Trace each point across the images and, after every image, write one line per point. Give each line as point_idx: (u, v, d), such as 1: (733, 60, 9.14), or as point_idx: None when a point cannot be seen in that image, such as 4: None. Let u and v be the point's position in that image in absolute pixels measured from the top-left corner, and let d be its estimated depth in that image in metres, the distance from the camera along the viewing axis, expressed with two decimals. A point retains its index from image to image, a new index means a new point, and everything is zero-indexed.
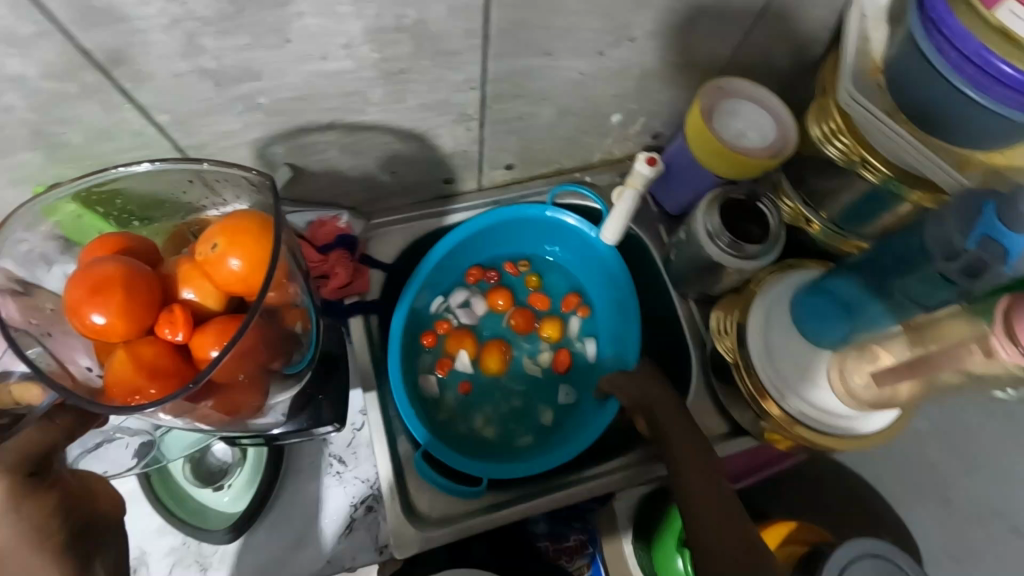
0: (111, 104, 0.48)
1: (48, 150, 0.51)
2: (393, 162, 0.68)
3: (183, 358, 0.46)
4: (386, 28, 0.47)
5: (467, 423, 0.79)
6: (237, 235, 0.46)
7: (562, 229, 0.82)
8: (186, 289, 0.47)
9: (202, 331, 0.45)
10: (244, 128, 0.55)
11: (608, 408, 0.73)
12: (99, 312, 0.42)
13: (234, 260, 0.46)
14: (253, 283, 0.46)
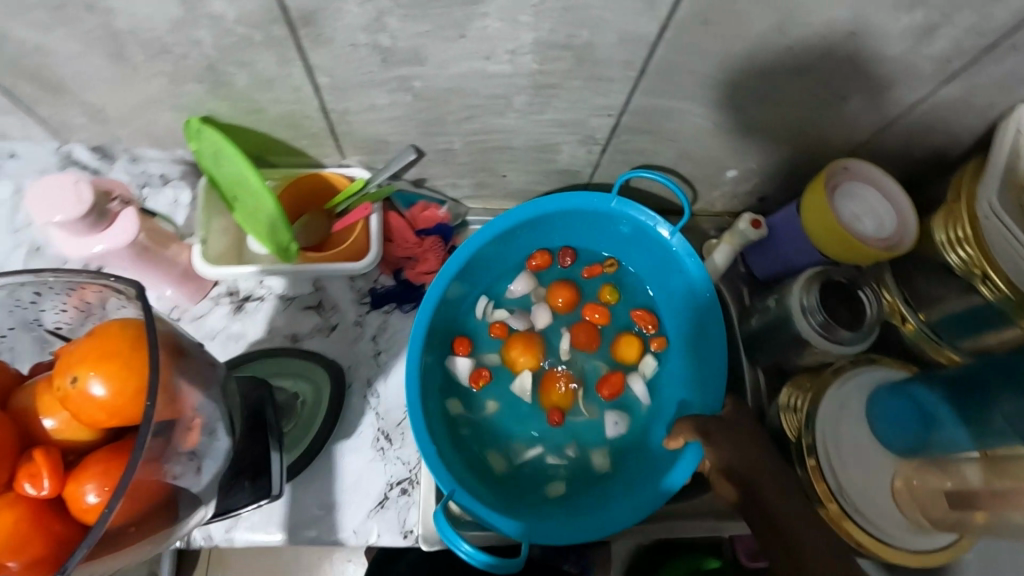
0: (285, 58, 0.50)
1: (212, 86, 0.54)
2: (509, 166, 0.69)
3: (52, 512, 0.41)
4: (555, 43, 0.49)
5: (503, 436, 0.76)
6: (93, 359, 0.42)
7: (648, 240, 0.77)
8: (47, 420, 0.44)
9: (73, 479, 0.41)
10: (389, 105, 0.57)
11: (685, 454, 0.67)
12: None
13: (98, 386, 0.41)
14: (123, 408, 0.42)
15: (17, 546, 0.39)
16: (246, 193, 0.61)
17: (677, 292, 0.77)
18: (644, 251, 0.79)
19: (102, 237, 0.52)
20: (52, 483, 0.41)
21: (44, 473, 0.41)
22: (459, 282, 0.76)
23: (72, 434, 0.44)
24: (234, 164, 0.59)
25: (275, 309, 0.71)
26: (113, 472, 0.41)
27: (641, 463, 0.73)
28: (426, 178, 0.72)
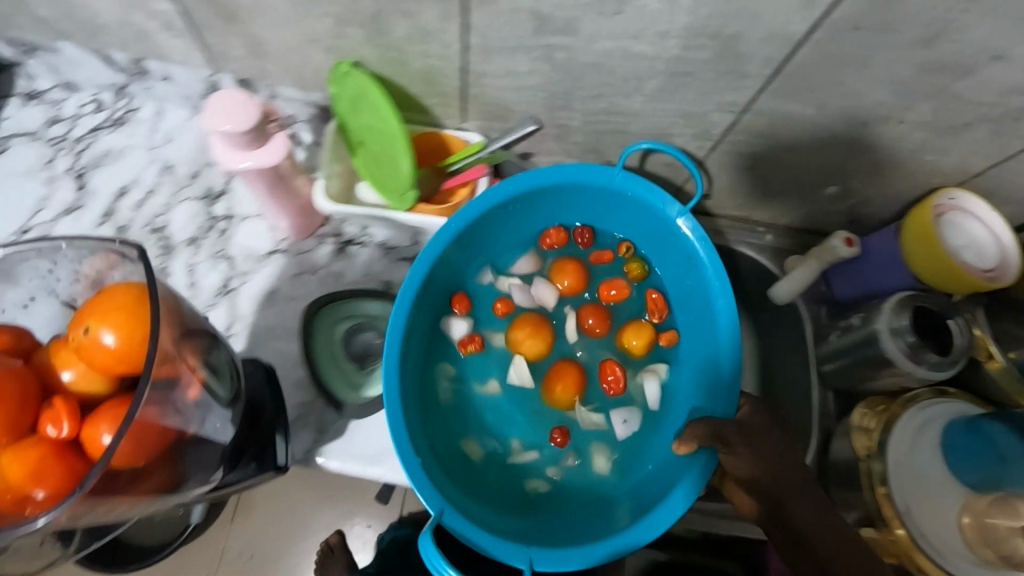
0: (448, 14, 0.54)
1: (371, 32, 0.58)
2: (618, 151, 0.72)
3: (73, 451, 0.47)
4: (704, 31, 0.51)
5: (489, 420, 0.73)
6: (105, 312, 0.47)
7: (664, 228, 0.73)
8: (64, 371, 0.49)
9: (87, 422, 0.47)
10: (526, 73, 0.60)
11: (699, 459, 0.62)
12: None
13: (107, 335, 0.47)
14: (129, 357, 0.47)
15: (43, 478, 0.45)
16: (373, 143, 0.67)
17: (691, 286, 0.73)
18: (660, 246, 0.75)
19: (251, 154, 0.56)
20: (72, 425, 0.47)
21: (64, 417, 0.47)
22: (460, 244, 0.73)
23: (88, 385, 0.50)
24: (371, 116, 0.64)
25: (374, 256, 0.75)
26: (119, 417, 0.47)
27: (655, 469, 0.70)
28: (533, 152, 0.75)
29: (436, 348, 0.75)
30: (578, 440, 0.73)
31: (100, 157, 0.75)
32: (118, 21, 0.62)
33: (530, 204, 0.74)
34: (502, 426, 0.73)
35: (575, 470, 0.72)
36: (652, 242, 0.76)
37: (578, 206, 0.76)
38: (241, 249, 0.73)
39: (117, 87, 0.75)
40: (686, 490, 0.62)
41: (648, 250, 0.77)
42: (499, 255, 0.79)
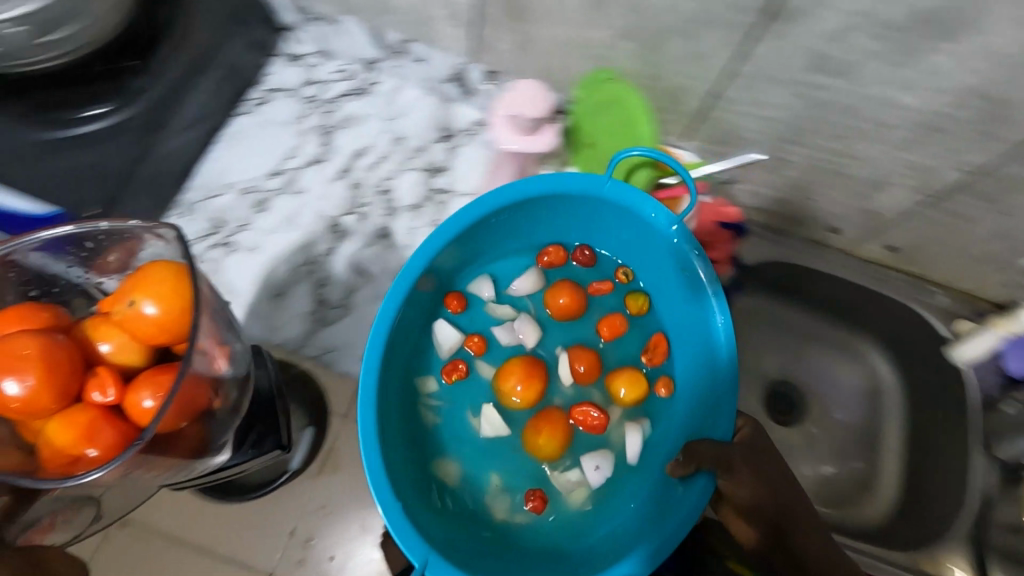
0: (731, 42, 0.59)
1: (645, 47, 0.64)
2: (823, 191, 0.76)
3: (117, 416, 0.50)
4: (981, 93, 0.54)
5: (456, 453, 0.68)
6: (149, 279, 0.50)
7: (677, 258, 0.67)
8: (103, 343, 0.52)
9: (132, 388, 0.50)
10: (775, 105, 0.65)
11: (697, 484, 0.58)
12: (13, 384, 0.46)
13: (149, 307, 0.50)
14: (170, 326, 0.51)
15: (93, 436, 0.48)
16: (605, 139, 0.72)
17: (702, 328, 0.67)
18: (662, 275, 0.70)
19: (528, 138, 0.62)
20: (119, 391, 0.51)
21: (109, 382, 0.50)
22: (453, 252, 0.69)
23: (125, 356, 0.53)
24: (621, 114, 0.68)
25: None
26: (164, 386, 0.50)
27: (637, 523, 0.64)
28: (737, 179, 0.79)
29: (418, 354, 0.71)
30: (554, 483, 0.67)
31: (346, 119, 0.83)
32: (411, 6, 0.71)
33: (530, 210, 0.69)
34: (471, 456, 0.68)
35: (552, 518, 0.66)
36: (664, 271, 0.70)
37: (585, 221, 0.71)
38: None
39: (369, 61, 0.84)
40: (682, 517, 0.58)
41: (658, 283, 0.71)
42: (492, 269, 0.74)
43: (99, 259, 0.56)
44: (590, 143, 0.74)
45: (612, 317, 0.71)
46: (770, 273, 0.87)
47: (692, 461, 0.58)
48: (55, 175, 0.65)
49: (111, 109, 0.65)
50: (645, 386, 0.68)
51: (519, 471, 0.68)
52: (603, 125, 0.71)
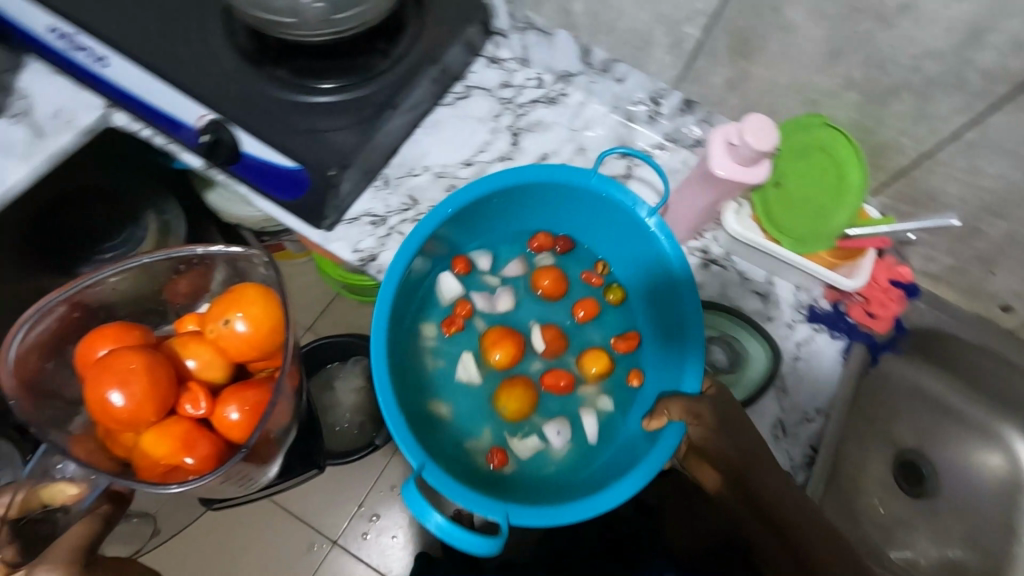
0: (970, 107, 0.60)
1: (870, 99, 0.66)
2: (1011, 267, 0.75)
3: (202, 423, 0.75)
4: None
5: (445, 393, 0.84)
6: (244, 302, 0.74)
7: (649, 261, 0.82)
8: (191, 361, 0.78)
9: (218, 403, 0.75)
10: (992, 174, 0.65)
11: (665, 434, 0.70)
12: (121, 396, 0.69)
13: (240, 326, 0.74)
14: (248, 346, 0.75)
15: (191, 443, 0.72)
16: (798, 185, 0.75)
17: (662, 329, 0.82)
18: (633, 267, 0.85)
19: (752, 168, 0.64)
20: (204, 405, 0.75)
21: (200, 398, 0.75)
22: (451, 227, 0.81)
23: (207, 372, 0.78)
24: (829, 164, 0.72)
25: (731, 279, 0.83)
26: (241, 401, 0.75)
27: (600, 469, 0.80)
28: (917, 241, 0.79)
29: (421, 307, 0.87)
30: (523, 424, 0.84)
31: (533, 124, 0.88)
32: (634, 29, 0.75)
33: (531, 202, 0.83)
34: (453, 397, 0.84)
35: (528, 455, 0.82)
36: (634, 275, 0.86)
37: (575, 222, 0.87)
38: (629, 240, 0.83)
39: (565, 74, 0.88)
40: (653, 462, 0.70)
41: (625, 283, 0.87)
42: (490, 247, 0.89)
43: (171, 277, 0.83)
44: (772, 185, 0.76)
45: (584, 304, 0.87)
46: (923, 339, 0.86)
47: (663, 411, 0.71)
48: (291, 132, 0.71)
49: (338, 86, 0.73)
50: (606, 365, 0.84)
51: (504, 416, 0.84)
52: (792, 171, 0.75)
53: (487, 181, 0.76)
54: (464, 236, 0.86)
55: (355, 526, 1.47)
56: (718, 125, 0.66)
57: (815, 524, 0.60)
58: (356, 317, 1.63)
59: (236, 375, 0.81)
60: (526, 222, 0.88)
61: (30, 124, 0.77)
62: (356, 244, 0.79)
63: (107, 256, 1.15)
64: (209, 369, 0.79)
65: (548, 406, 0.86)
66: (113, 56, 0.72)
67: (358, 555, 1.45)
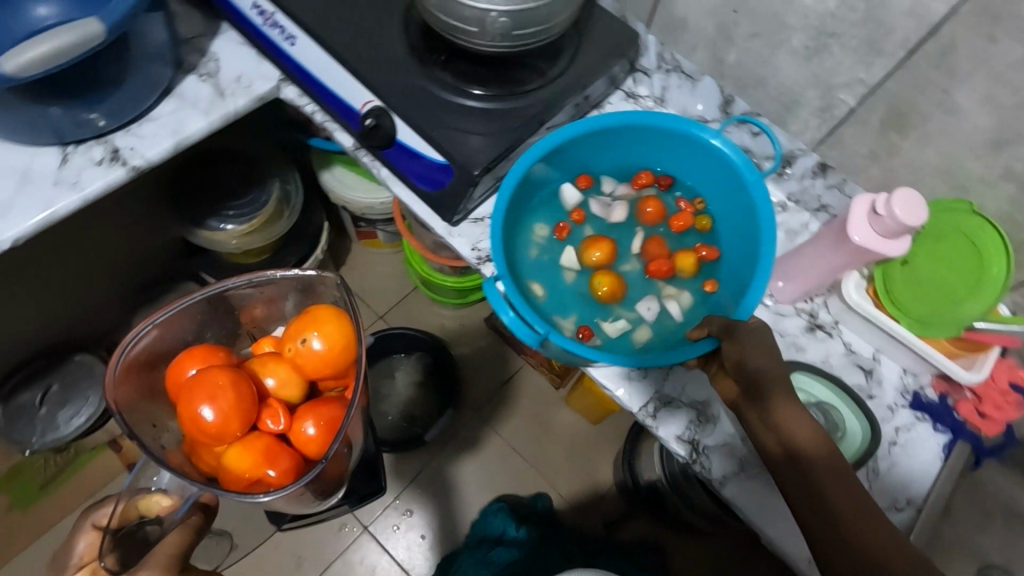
0: None
1: None
2: None
3: (281, 439, 0.70)
4: None
5: (542, 277, 0.86)
6: (323, 321, 0.71)
7: (743, 193, 0.82)
8: (269, 377, 0.73)
9: (296, 417, 0.70)
10: None
11: (699, 344, 0.72)
12: (210, 408, 0.65)
13: (316, 341, 0.70)
14: (324, 362, 0.71)
15: (275, 458, 0.67)
16: (926, 268, 0.73)
17: (745, 246, 0.83)
18: (727, 200, 0.85)
19: (890, 241, 0.66)
20: (285, 420, 0.71)
21: (279, 413, 0.71)
22: (577, 143, 0.83)
23: (284, 390, 0.73)
24: (970, 258, 0.71)
25: (837, 350, 0.81)
26: (322, 416, 0.70)
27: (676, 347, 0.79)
28: None
29: (536, 207, 0.89)
30: (608, 312, 0.85)
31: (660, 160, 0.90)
32: (786, 88, 0.77)
33: (647, 140, 0.86)
34: (548, 278, 0.86)
35: (611, 337, 0.83)
36: (727, 208, 0.87)
37: (681, 161, 0.88)
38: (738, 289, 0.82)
39: (699, 119, 0.89)
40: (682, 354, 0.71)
41: (716, 212, 0.88)
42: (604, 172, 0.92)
43: (247, 301, 0.78)
44: (896, 261, 0.75)
45: (678, 224, 0.88)
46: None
47: (706, 325, 0.73)
48: (443, 128, 0.76)
49: (490, 95, 0.78)
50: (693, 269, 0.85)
51: (592, 306, 0.85)
52: (921, 251, 0.74)
53: (612, 116, 0.80)
54: (586, 158, 0.88)
55: (387, 517, 1.49)
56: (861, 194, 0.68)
57: (856, 509, 0.58)
58: (429, 315, 1.67)
59: (310, 393, 0.76)
60: (635, 154, 0.89)
61: (214, 84, 0.86)
62: (476, 243, 0.81)
63: (230, 214, 1.22)
64: (286, 387, 0.73)
65: (635, 297, 0.86)
66: (303, 37, 0.81)
67: (383, 545, 1.47)
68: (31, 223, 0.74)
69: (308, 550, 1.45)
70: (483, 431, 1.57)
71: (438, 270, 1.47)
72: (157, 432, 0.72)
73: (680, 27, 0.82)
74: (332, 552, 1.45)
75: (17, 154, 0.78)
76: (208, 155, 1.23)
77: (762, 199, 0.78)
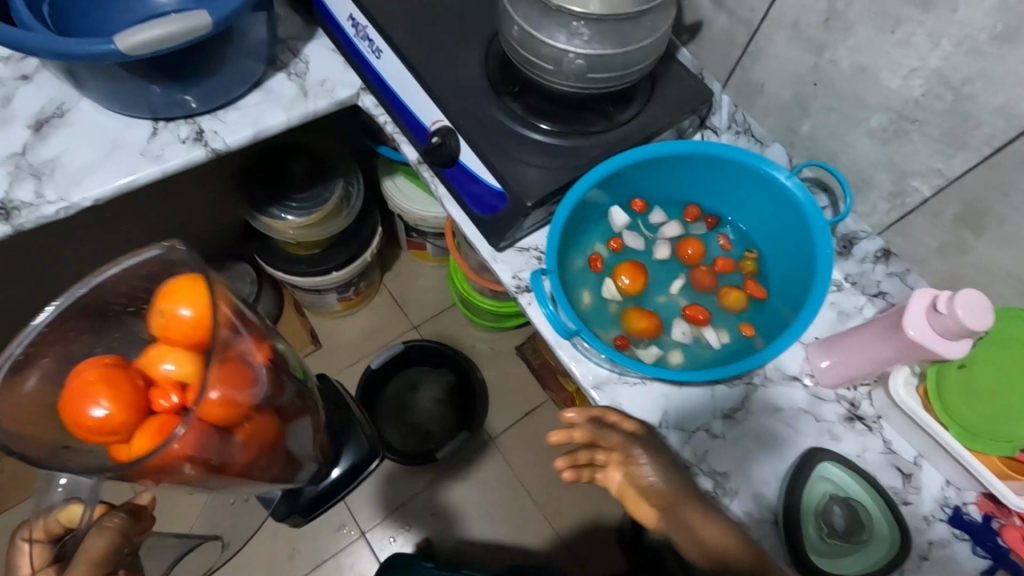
0: None
1: None
2: None
3: (173, 413, 0.53)
4: None
5: (579, 292, 0.78)
6: (175, 292, 0.54)
7: (803, 238, 0.74)
8: (167, 362, 0.54)
9: (187, 390, 0.53)
10: None
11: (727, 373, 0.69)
12: (98, 404, 0.52)
13: (183, 309, 0.53)
14: (196, 332, 0.53)
15: (162, 431, 0.51)
16: (982, 376, 0.70)
17: (794, 291, 0.75)
18: (782, 244, 0.78)
19: (947, 343, 0.62)
20: (181, 395, 0.54)
21: (173, 391, 0.54)
22: (637, 166, 0.77)
23: (181, 372, 0.54)
24: None
25: (875, 447, 0.76)
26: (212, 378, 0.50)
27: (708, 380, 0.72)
28: None
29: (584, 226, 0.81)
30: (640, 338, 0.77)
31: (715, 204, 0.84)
32: (855, 168, 0.75)
33: (711, 174, 0.79)
34: (584, 294, 0.79)
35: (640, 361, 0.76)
36: (779, 253, 0.79)
37: (740, 200, 0.81)
38: (778, 362, 0.78)
39: None
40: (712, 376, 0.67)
41: (767, 256, 0.81)
42: (656, 201, 0.85)
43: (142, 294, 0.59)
44: (952, 363, 0.71)
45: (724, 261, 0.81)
46: None
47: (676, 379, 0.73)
48: (503, 155, 0.77)
49: (556, 130, 0.79)
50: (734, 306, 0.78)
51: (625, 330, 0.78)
52: (980, 359, 0.70)
53: (679, 144, 0.75)
54: (643, 184, 0.81)
55: (385, 527, 1.48)
56: (923, 289, 0.64)
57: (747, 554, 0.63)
58: (461, 332, 1.68)
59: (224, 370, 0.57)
60: (689, 185, 0.83)
61: (300, 84, 0.91)
62: (517, 272, 0.81)
63: (292, 205, 1.27)
64: (186, 366, 0.54)
65: (671, 326, 0.79)
66: (388, 51, 0.84)
67: (376, 555, 1.46)
68: (113, 185, 0.80)
69: (304, 544, 1.45)
70: (493, 458, 1.55)
71: (477, 291, 1.48)
72: (76, 452, 0.53)
73: (756, 92, 0.81)
74: (326, 553, 1.45)
75: (114, 122, 0.84)
76: (270, 151, 1.29)
77: (823, 243, 0.71)
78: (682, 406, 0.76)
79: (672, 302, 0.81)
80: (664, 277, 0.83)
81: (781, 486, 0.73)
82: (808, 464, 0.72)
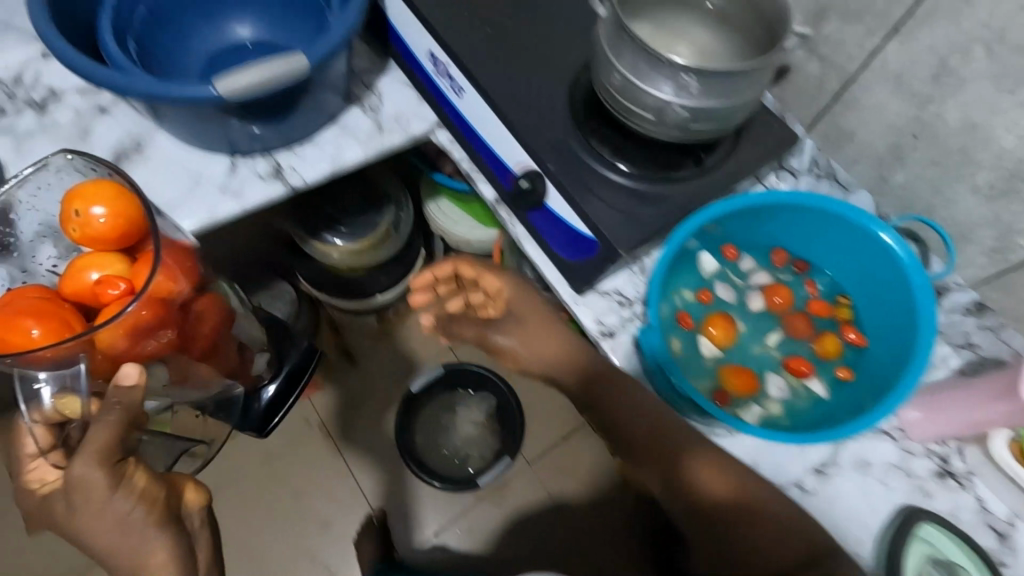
0: None
1: None
2: None
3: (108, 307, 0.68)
4: None
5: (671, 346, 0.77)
6: (88, 195, 0.69)
7: (901, 291, 0.73)
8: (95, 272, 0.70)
9: (122, 273, 0.70)
10: None
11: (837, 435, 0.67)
12: (37, 325, 0.65)
13: (99, 209, 0.69)
14: (119, 227, 0.70)
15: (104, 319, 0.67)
16: None
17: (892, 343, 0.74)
18: (877, 294, 0.77)
19: None
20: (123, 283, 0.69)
21: (110, 271, 0.70)
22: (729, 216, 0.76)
23: (113, 269, 0.71)
24: None
25: (968, 506, 0.74)
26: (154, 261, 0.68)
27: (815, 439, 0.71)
28: None
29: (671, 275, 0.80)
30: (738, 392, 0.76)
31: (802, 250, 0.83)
32: (952, 220, 0.74)
33: (803, 223, 0.77)
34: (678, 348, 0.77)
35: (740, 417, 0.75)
36: (872, 301, 0.78)
37: (830, 248, 0.79)
38: None
39: None
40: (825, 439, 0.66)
41: (860, 304, 0.80)
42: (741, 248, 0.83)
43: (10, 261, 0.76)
44: None
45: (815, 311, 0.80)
46: None
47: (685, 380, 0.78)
48: (593, 200, 0.76)
49: (635, 172, 0.78)
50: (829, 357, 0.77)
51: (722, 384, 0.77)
52: None
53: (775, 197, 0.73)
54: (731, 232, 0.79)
55: (423, 555, 1.46)
56: None
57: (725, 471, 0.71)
58: None
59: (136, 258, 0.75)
60: (778, 233, 0.81)
61: (374, 119, 0.90)
62: (599, 317, 0.80)
63: (343, 230, 1.27)
64: (114, 267, 0.71)
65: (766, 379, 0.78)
66: (470, 90, 0.83)
67: None
68: (195, 225, 0.80)
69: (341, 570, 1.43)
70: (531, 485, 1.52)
71: None
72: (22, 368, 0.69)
73: (845, 139, 0.80)
74: None
75: (192, 158, 0.83)
76: None
77: (924, 300, 0.70)
78: (773, 460, 0.75)
79: (766, 353, 0.80)
80: (755, 326, 0.82)
81: (877, 545, 0.72)
82: (908, 525, 0.70)
